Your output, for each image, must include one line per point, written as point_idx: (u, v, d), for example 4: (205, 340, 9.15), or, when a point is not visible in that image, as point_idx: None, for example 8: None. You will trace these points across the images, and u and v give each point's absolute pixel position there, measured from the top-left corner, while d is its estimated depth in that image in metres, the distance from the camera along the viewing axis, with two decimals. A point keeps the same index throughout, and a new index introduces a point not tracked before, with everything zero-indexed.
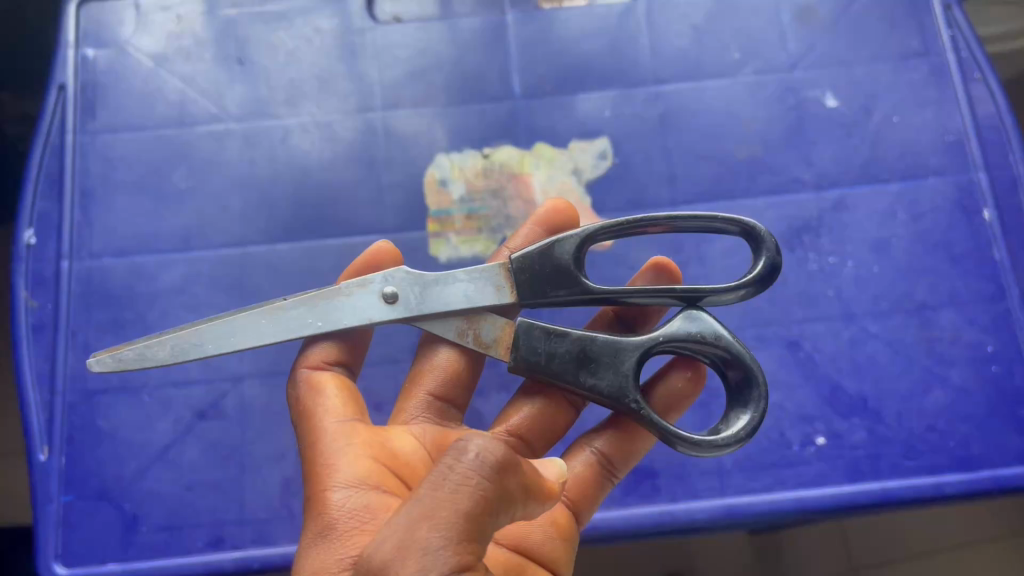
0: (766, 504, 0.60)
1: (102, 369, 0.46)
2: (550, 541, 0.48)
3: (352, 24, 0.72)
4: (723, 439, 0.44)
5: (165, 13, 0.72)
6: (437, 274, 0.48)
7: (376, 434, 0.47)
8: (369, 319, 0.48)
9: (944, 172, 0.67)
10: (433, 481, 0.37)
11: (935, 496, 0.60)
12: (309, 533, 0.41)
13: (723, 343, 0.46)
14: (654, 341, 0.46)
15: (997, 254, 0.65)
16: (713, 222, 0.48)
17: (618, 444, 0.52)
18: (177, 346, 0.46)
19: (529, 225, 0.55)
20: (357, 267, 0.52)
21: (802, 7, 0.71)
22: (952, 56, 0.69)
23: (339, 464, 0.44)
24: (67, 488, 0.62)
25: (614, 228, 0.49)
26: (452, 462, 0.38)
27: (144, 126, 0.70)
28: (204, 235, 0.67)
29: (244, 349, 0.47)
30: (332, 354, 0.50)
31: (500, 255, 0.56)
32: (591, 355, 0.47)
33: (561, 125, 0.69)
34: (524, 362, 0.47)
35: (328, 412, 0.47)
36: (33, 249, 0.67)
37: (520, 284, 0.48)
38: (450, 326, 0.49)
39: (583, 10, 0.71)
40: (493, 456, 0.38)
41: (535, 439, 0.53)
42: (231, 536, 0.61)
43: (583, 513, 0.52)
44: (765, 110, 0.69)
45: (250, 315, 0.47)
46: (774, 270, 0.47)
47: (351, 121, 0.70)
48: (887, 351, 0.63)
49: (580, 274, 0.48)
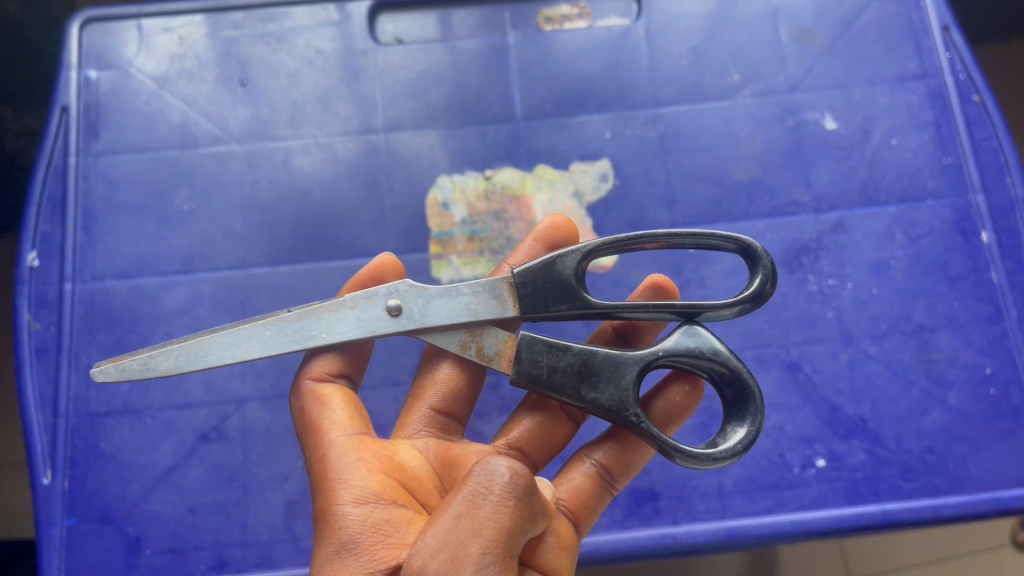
0: (766, 526, 0.61)
1: (105, 378, 0.46)
2: (551, 550, 0.45)
3: (354, 46, 0.72)
4: (721, 452, 0.45)
5: (167, 34, 0.72)
6: (440, 288, 0.48)
7: (383, 447, 0.47)
8: (373, 331, 0.48)
9: (942, 195, 0.67)
10: (471, 500, 0.39)
11: (933, 518, 0.61)
12: (327, 547, 0.41)
13: (721, 358, 0.46)
14: (654, 356, 0.47)
15: (995, 275, 0.65)
16: (711, 239, 0.49)
17: (618, 456, 0.51)
18: (181, 356, 0.46)
19: (529, 241, 0.56)
20: (362, 279, 0.52)
21: (800, 28, 0.71)
22: (950, 79, 0.69)
23: (353, 479, 0.43)
24: (70, 512, 0.62)
25: (615, 244, 0.49)
26: (486, 483, 0.40)
27: (146, 148, 0.70)
28: (206, 257, 0.68)
29: (249, 360, 0.47)
30: (336, 366, 0.50)
31: (498, 271, 0.56)
32: (593, 368, 0.47)
33: (561, 147, 0.70)
34: (526, 375, 0.47)
35: (335, 424, 0.47)
36: (36, 270, 0.67)
37: (523, 297, 0.48)
38: (453, 339, 0.49)
39: (583, 32, 0.72)
40: (523, 478, 0.41)
41: (535, 453, 0.53)
42: (234, 559, 0.62)
43: (583, 524, 0.51)
44: (764, 132, 0.69)
45: (255, 326, 0.47)
46: (770, 287, 0.47)
47: (352, 142, 0.70)
48: (886, 372, 0.64)
49: (581, 289, 0.48)
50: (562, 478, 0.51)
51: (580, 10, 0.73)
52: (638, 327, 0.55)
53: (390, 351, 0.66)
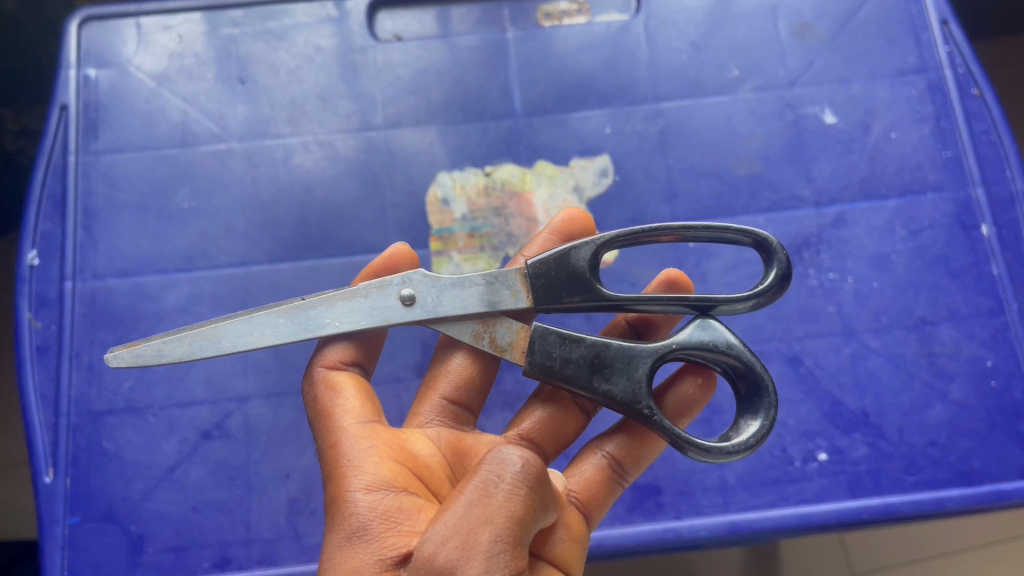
0: (770, 521, 0.61)
1: (118, 364, 0.46)
2: (562, 542, 0.45)
3: (353, 44, 0.72)
4: (733, 445, 0.44)
5: (166, 32, 0.72)
6: (454, 277, 0.48)
7: (395, 435, 0.47)
8: (386, 320, 0.47)
9: (943, 188, 0.67)
10: (483, 488, 0.39)
11: (936, 511, 0.61)
12: (338, 533, 0.42)
13: (734, 351, 0.46)
14: (668, 349, 0.46)
15: (995, 269, 0.65)
16: (726, 232, 0.48)
17: (629, 448, 0.51)
18: (195, 343, 0.46)
19: (546, 233, 0.56)
20: (376, 269, 0.52)
21: (800, 23, 0.71)
22: (949, 72, 0.69)
23: (364, 466, 0.43)
24: (73, 510, 0.62)
25: (630, 236, 0.49)
26: (498, 472, 0.40)
27: (146, 147, 0.70)
28: (207, 255, 0.68)
29: (263, 348, 0.47)
30: (348, 355, 0.50)
31: (514, 262, 0.56)
32: (605, 360, 0.47)
33: (561, 143, 0.70)
34: (539, 366, 0.47)
35: (347, 411, 0.47)
36: (37, 270, 0.67)
37: (536, 288, 0.48)
38: (467, 329, 0.49)
39: (582, 27, 0.72)
40: (535, 466, 0.40)
41: (545, 444, 0.53)
42: (238, 556, 0.62)
43: (593, 516, 0.51)
44: (764, 127, 0.69)
45: (269, 314, 0.47)
46: (785, 280, 0.47)
47: (352, 139, 0.70)
48: (888, 366, 0.64)
49: (595, 281, 0.48)
50: (573, 470, 0.51)
51: (579, 6, 0.73)
52: (651, 320, 0.55)
53: (392, 347, 0.66)
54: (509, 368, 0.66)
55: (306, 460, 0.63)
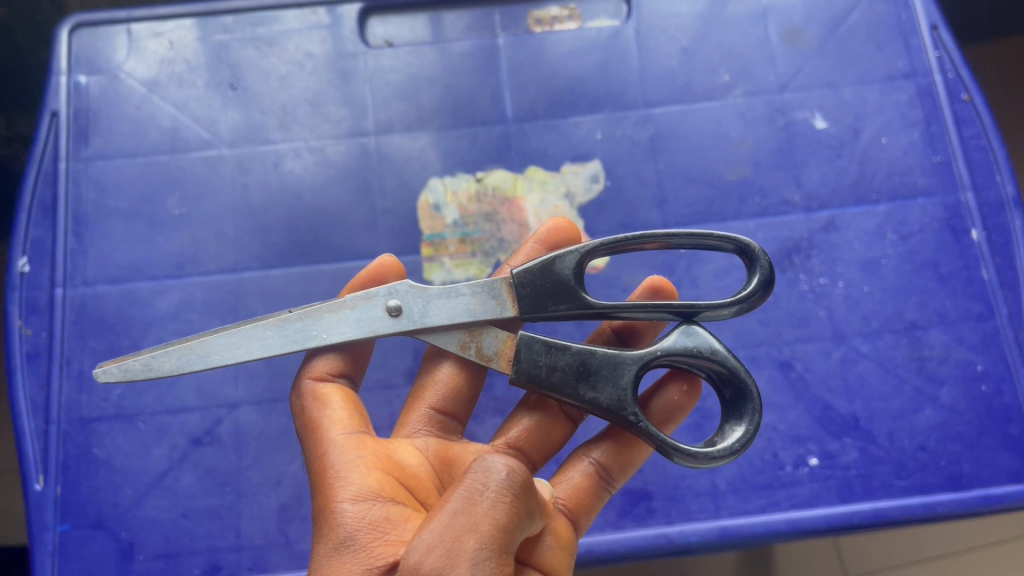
0: (760, 526, 0.61)
1: (108, 379, 0.46)
2: (550, 549, 0.45)
3: (344, 49, 0.72)
4: (718, 451, 0.44)
5: (157, 38, 0.72)
6: (440, 288, 0.48)
7: (382, 445, 0.47)
8: (373, 331, 0.47)
9: (932, 193, 0.67)
10: (468, 496, 0.39)
11: (926, 516, 0.61)
12: (325, 544, 0.41)
13: (718, 357, 0.46)
14: (652, 355, 0.46)
15: (985, 273, 0.66)
16: (709, 239, 0.48)
17: (616, 454, 0.51)
18: (184, 356, 0.46)
19: (532, 242, 0.55)
20: (362, 280, 0.52)
21: (789, 27, 0.71)
22: (939, 77, 0.70)
23: (352, 477, 0.43)
24: (63, 518, 0.62)
25: (614, 244, 0.49)
26: (483, 480, 0.40)
27: (137, 153, 0.70)
28: (198, 261, 0.68)
29: (251, 361, 0.47)
30: (336, 366, 0.50)
31: (500, 271, 0.56)
32: (591, 368, 0.47)
33: (552, 148, 0.70)
34: (526, 375, 0.47)
35: (335, 423, 0.47)
36: (27, 277, 0.67)
37: (522, 298, 0.48)
38: (453, 339, 0.49)
39: (573, 33, 0.72)
40: (520, 474, 0.40)
41: (533, 452, 0.53)
42: (228, 563, 0.62)
43: (581, 523, 0.51)
44: (754, 132, 0.70)
45: (256, 327, 0.47)
46: (767, 285, 0.47)
47: (343, 145, 0.70)
48: (878, 370, 0.64)
49: (580, 290, 0.48)
50: (560, 477, 0.51)
51: (570, 12, 0.74)
52: (636, 327, 0.55)
53: (382, 353, 0.66)
54: (500, 374, 0.66)
55: (295, 467, 0.63)
